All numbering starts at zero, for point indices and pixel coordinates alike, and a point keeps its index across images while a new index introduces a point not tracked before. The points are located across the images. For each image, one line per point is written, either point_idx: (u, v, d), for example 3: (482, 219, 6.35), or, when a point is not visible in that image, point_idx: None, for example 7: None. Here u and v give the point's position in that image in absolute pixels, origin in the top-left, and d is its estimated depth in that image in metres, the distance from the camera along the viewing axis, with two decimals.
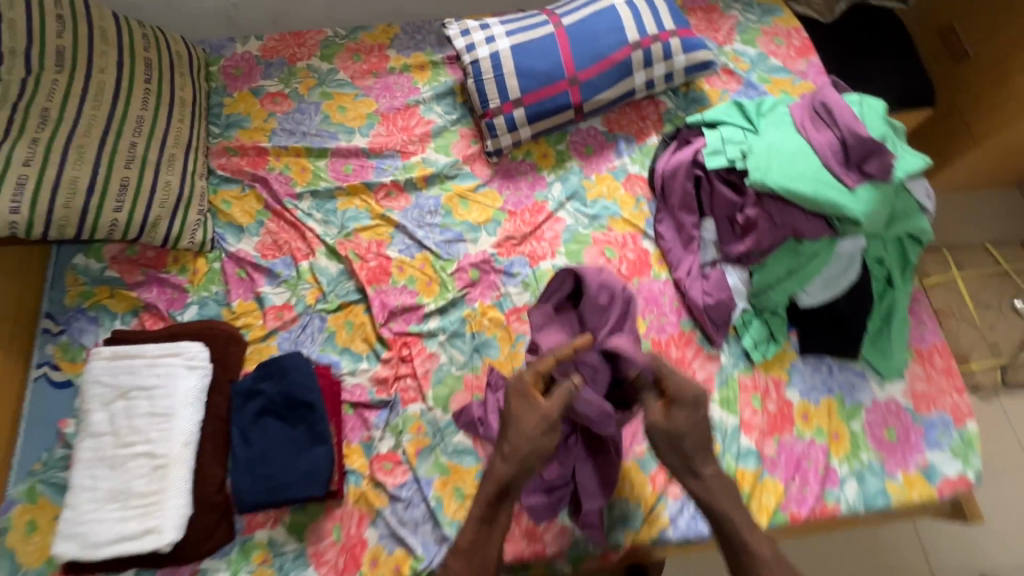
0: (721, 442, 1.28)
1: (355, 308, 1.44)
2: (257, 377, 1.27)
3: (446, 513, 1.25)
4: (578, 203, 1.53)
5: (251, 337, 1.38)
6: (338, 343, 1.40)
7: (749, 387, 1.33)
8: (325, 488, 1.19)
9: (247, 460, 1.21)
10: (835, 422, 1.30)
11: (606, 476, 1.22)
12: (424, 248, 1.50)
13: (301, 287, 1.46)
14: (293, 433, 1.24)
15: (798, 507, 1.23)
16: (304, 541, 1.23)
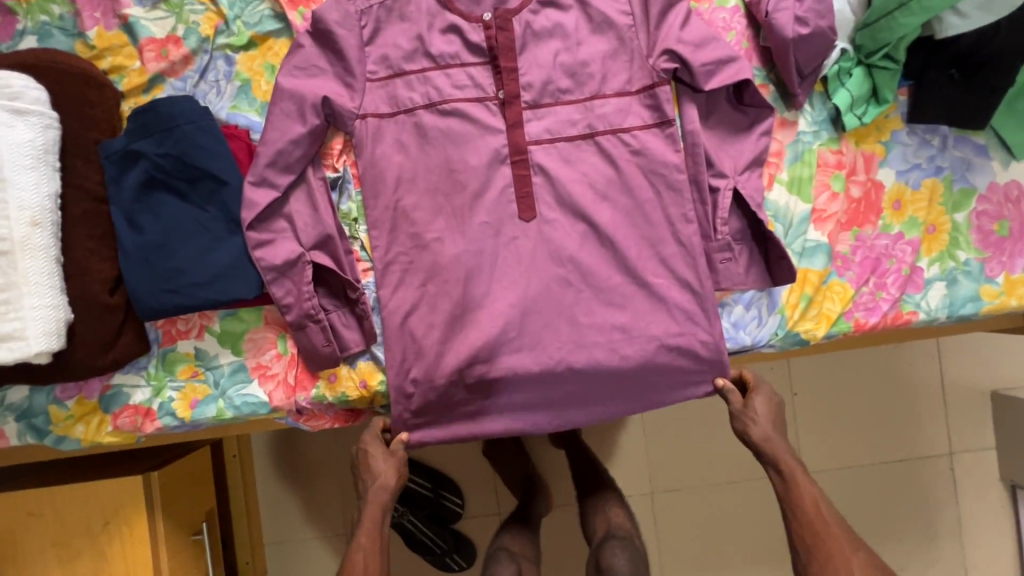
0: (782, 237, 0.97)
1: (274, 44, 0.98)
2: (132, 136, 0.87)
3: (356, 402, 1.00)
4: None
5: (125, 86, 0.96)
6: (256, 99, 0.98)
7: (830, 165, 0.98)
8: (258, 291, 0.91)
9: (141, 251, 0.88)
10: (939, 245, 0.98)
11: (624, 287, 0.97)
12: None
13: (189, 9, 0.98)
14: (201, 215, 0.89)
15: (865, 315, 0.98)
16: (242, 354, 0.99)
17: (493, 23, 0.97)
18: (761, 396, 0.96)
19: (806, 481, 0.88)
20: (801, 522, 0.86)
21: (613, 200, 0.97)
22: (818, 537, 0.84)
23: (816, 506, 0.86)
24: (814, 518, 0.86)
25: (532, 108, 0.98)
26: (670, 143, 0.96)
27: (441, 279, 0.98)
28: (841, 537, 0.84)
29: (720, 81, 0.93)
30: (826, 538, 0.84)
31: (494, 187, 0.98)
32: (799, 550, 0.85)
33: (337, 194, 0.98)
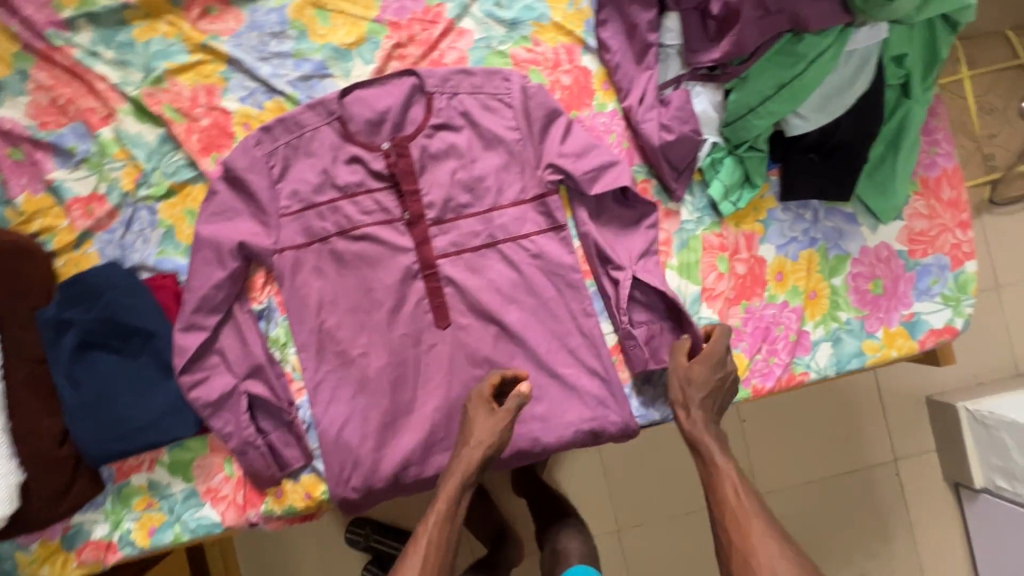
0: (676, 318, 1.06)
1: (191, 189, 1.06)
2: (62, 304, 0.94)
3: (304, 511, 1.07)
4: (489, 3, 1.07)
5: (56, 246, 1.03)
6: (180, 242, 1.06)
7: (714, 247, 1.07)
8: (197, 428, 0.98)
9: (83, 406, 0.95)
10: (821, 306, 1.08)
11: (539, 380, 1.06)
12: (275, 92, 1.06)
13: (108, 166, 1.05)
14: (136, 366, 0.97)
15: (762, 380, 1.07)
16: (192, 480, 1.06)
17: (391, 151, 1.05)
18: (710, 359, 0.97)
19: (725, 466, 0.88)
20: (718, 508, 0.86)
21: (520, 301, 1.06)
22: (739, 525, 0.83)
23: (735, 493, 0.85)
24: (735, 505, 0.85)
25: (437, 224, 1.06)
26: (564, 245, 1.05)
27: (369, 390, 1.05)
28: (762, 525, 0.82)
29: (602, 187, 1.02)
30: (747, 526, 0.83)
31: (409, 301, 1.06)
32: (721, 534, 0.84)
33: (265, 322, 1.06)
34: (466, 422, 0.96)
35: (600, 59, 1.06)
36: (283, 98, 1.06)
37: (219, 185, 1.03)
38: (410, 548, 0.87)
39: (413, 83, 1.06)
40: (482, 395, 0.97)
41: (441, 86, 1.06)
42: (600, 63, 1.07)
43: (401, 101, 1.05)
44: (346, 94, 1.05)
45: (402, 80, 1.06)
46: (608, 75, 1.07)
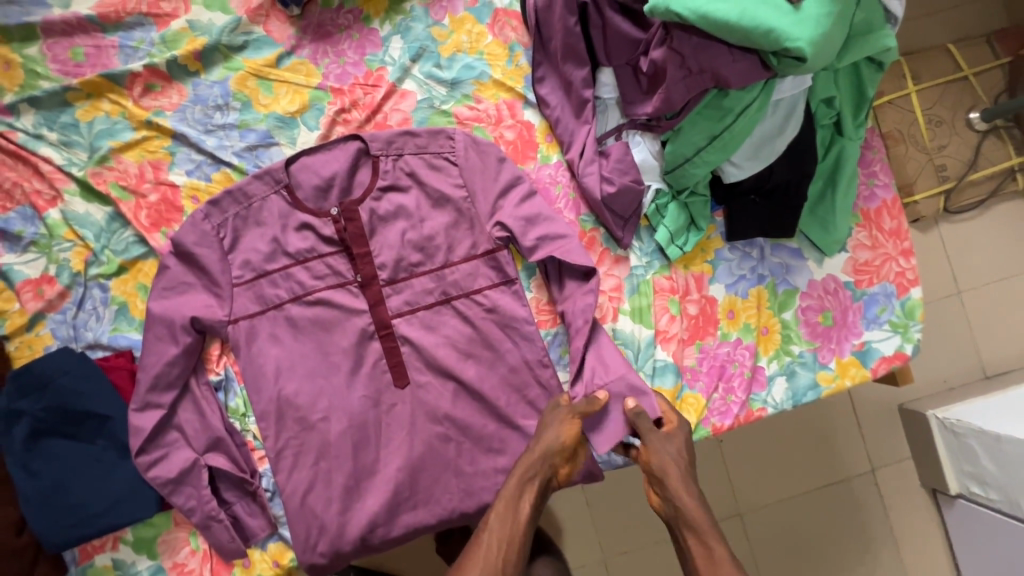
0: (632, 362, 1.08)
1: (143, 265, 1.06)
2: (13, 394, 0.93)
3: None
4: (429, 64, 1.09)
5: (9, 331, 1.03)
6: (134, 318, 1.06)
7: (665, 290, 1.09)
8: (157, 506, 0.98)
9: (38, 494, 0.94)
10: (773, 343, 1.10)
11: (501, 433, 1.07)
12: (221, 163, 1.07)
13: (58, 247, 1.05)
14: (92, 449, 0.96)
15: (721, 419, 1.08)
16: (158, 556, 1.05)
17: (339, 216, 1.06)
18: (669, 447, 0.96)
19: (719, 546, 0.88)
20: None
21: (476, 356, 1.06)
22: None
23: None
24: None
25: (390, 285, 1.07)
26: (517, 298, 1.06)
27: (331, 455, 1.06)
28: None
29: (545, 253, 1.02)
30: None
31: (367, 362, 1.06)
32: None
33: (223, 393, 1.06)
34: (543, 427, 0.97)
35: (541, 113, 1.08)
36: (230, 169, 1.07)
37: (169, 261, 1.04)
38: (474, 541, 0.89)
39: (357, 148, 1.07)
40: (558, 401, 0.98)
41: (386, 149, 1.07)
42: (540, 116, 1.09)
43: (347, 166, 1.07)
44: (293, 163, 1.06)
45: (346, 145, 1.07)
46: (550, 128, 1.09)
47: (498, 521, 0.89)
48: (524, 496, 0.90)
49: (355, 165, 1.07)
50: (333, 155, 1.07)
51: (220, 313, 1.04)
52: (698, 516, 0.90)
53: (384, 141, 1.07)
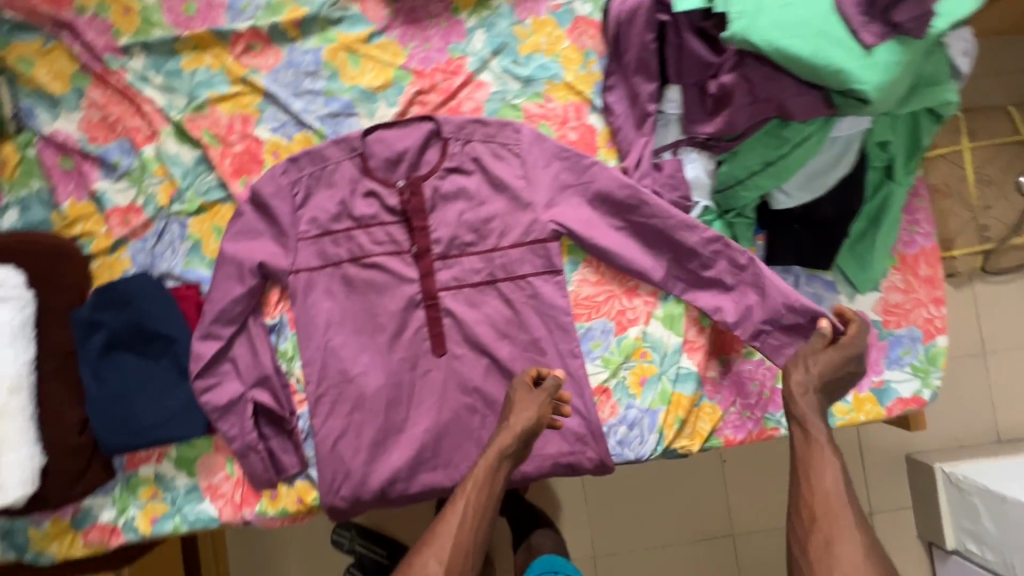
0: (657, 365, 1.13)
1: (220, 209, 1.15)
2: (96, 306, 1.03)
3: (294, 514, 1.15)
4: (507, 59, 1.16)
5: (93, 250, 1.13)
6: (206, 255, 1.15)
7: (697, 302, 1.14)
8: (204, 429, 1.06)
9: (103, 400, 1.04)
10: None
11: None
12: (303, 125, 1.16)
13: (147, 181, 1.15)
14: (156, 368, 1.05)
15: (734, 432, 1.14)
16: (196, 475, 1.14)
17: (405, 189, 1.13)
18: (824, 356, 0.97)
19: (830, 463, 0.89)
20: (811, 526, 0.86)
21: (512, 336, 1.13)
22: (824, 517, 0.86)
23: (832, 486, 0.88)
24: (836, 516, 0.86)
25: (442, 260, 1.14)
26: (559, 288, 1.12)
27: (364, 409, 1.13)
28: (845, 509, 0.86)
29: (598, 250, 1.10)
30: (828, 518, 0.86)
31: (410, 328, 1.14)
32: (797, 524, 0.88)
33: (275, 336, 1.14)
34: (514, 404, 1.00)
35: (605, 119, 1.15)
36: (311, 133, 1.16)
37: (246, 208, 1.12)
38: (450, 506, 0.93)
39: (429, 129, 1.14)
40: (523, 381, 1.02)
41: (457, 133, 1.14)
42: (604, 122, 1.16)
43: (419, 144, 1.14)
44: (370, 133, 1.14)
45: (420, 125, 1.14)
46: (611, 135, 1.15)
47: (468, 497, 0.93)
48: (493, 478, 0.94)
49: (425, 144, 1.15)
50: (405, 132, 1.14)
51: (284, 262, 1.12)
52: (808, 418, 0.92)
53: (456, 125, 1.14)
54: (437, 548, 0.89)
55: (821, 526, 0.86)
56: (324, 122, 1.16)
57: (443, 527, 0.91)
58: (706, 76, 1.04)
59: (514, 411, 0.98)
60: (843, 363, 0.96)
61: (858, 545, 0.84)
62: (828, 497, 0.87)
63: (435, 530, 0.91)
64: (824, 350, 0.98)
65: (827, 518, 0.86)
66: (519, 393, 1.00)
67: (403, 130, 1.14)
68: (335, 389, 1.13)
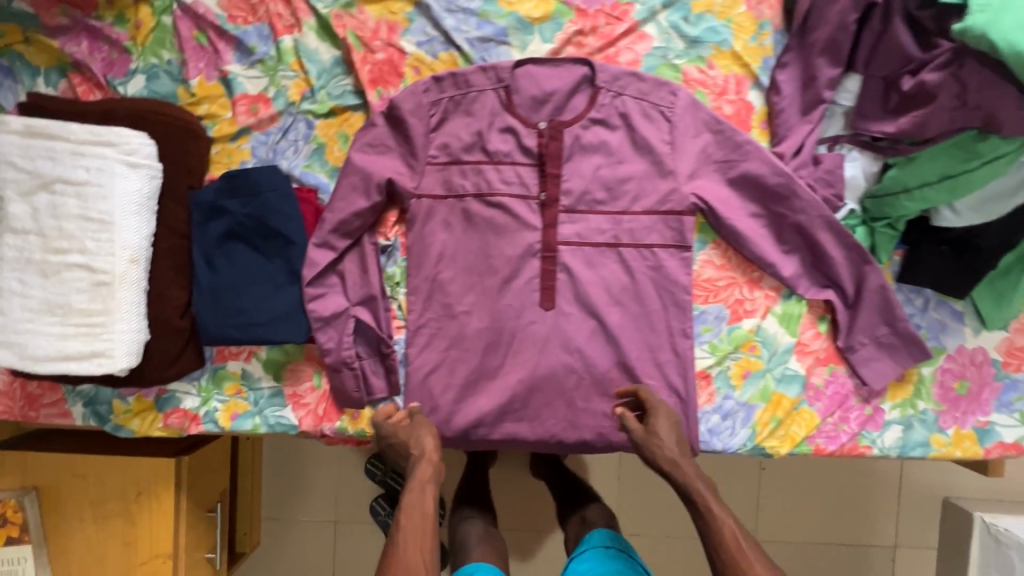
0: (764, 362, 1.10)
1: (351, 116, 1.10)
2: (222, 192, 1.00)
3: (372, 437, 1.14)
4: (677, 15, 1.09)
5: (216, 134, 1.09)
6: (328, 162, 1.11)
7: (819, 306, 1.10)
8: (305, 335, 1.04)
9: (214, 288, 1.02)
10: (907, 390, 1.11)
11: (620, 381, 1.11)
12: (451, 44, 1.09)
13: (281, 74, 1.09)
14: (269, 266, 1.03)
15: (826, 442, 1.11)
16: (282, 380, 1.13)
17: (545, 132, 1.08)
18: (665, 427, 1.03)
19: (722, 513, 0.92)
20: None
21: (624, 304, 1.10)
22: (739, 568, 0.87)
23: (732, 535, 0.89)
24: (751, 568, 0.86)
25: (568, 212, 1.10)
26: (683, 265, 1.08)
27: (461, 347, 1.11)
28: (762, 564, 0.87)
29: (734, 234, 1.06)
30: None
31: (522, 276, 1.11)
32: None
33: (385, 257, 1.12)
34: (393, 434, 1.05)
35: (767, 98, 1.08)
36: (457, 54, 1.10)
37: (379, 121, 1.08)
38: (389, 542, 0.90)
39: (581, 73, 1.08)
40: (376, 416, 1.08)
41: (610, 83, 1.08)
42: (764, 101, 1.09)
43: (569, 88, 1.08)
44: (520, 66, 1.08)
45: (573, 67, 1.08)
46: (768, 116, 1.09)
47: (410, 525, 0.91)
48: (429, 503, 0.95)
49: (574, 89, 1.09)
50: (557, 72, 1.08)
51: (410, 185, 1.08)
52: (700, 492, 0.96)
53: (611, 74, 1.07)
54: (396, 574, 0.86)
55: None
56: (473, 46, 1.09)
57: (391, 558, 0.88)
58: (904, 70, 0.97)
59: (390, 429, 1.05)
60: (675, 421, 1.04)
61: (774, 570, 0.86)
62: (733, 547, 0.89)
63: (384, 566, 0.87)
64: (653, 423, 1.03)
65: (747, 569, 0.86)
66: (401, 430, 1.04)
67: (553, 69, 1.08)
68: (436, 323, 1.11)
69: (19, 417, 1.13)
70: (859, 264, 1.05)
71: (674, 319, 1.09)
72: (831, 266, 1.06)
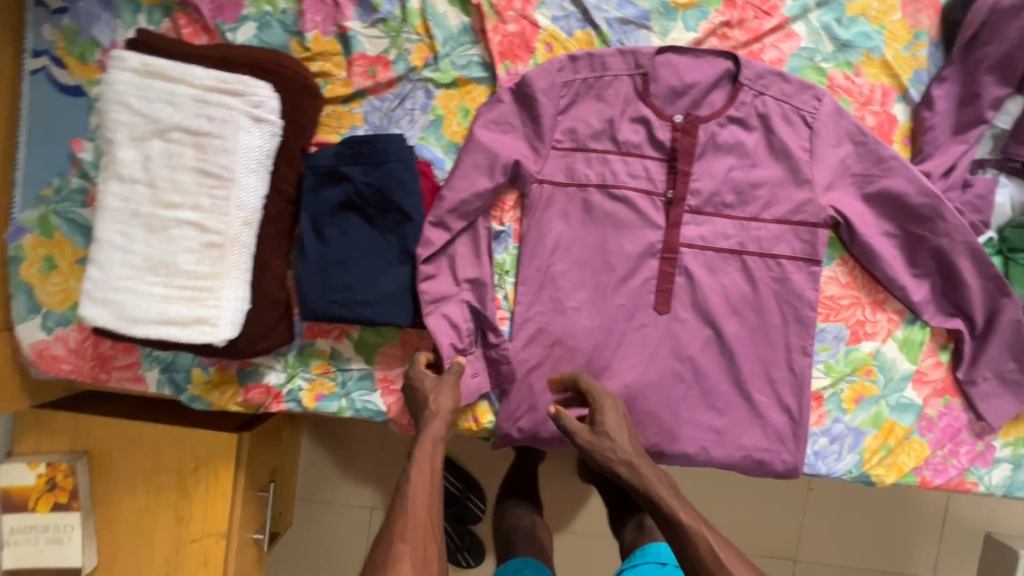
0: (880, 387, 1.06)
1: (474, 89, 1.03)
2: (343, 157, 0.93)
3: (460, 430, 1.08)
4: (830, 15, 1.03)
5: (329, 95, 1.01)
6: (444, 136, 1.04)
7: (941, 335, 1.06)
8: (411, 318, 0.97)
9: (323, 260, 0.95)
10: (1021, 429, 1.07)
11: (729, 394, 1.06)
12: (589, 23, 1.03)
13: (404, 36, 1.02)
14: (381, 242, 0.96)
15: (933, 475, 1.07)
16: (372, 363, 1.07)
17: (680, 126, 1.02)
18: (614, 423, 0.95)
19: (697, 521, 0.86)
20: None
21: (742, 314, 1.05)
22: None
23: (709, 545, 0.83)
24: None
25: (693, 213, 1.04)
26: (809, 279, 1.04)
27: (568, 345, 1.05)
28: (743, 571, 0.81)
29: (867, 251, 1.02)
30: None
31: (639, 276, 1.05)
32: None
33: (495, 243, 1.06)
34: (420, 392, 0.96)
35: (914, 112, 1.03)
36: (594, 35, 1.03)
37: (506, 97, 1.01)
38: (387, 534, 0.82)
39: (723, 67, 1.02)
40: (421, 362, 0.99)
41: (753, 81, 1.02)
42: (909, 116, 1.03)
43: (709, 82, 1.02)
44: (661, 53, 1.02)
45: (716, 60, 1.02)
46: (911, 132, 1.04)
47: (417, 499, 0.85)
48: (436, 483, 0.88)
49: (714, 83, 1.03)
50: (697, 64, 1.02)
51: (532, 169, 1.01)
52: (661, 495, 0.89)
53: (757, 72, 1.01)
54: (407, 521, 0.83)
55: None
56: (611, 27, 1.03)
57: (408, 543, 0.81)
58: None
59: (416, 385, 0.97)
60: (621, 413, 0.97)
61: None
62: (714, 560, 0.82)
63: (392, 554, 0.80)
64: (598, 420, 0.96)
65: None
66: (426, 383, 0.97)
67: (694, 61, 1.02)
68: (542, 318, 1.05)
69: (87, 377, 1.06)
70: (995, 295, 1.01)
71: (793, 334, 1.05)
72: (964, 295, 1.02)
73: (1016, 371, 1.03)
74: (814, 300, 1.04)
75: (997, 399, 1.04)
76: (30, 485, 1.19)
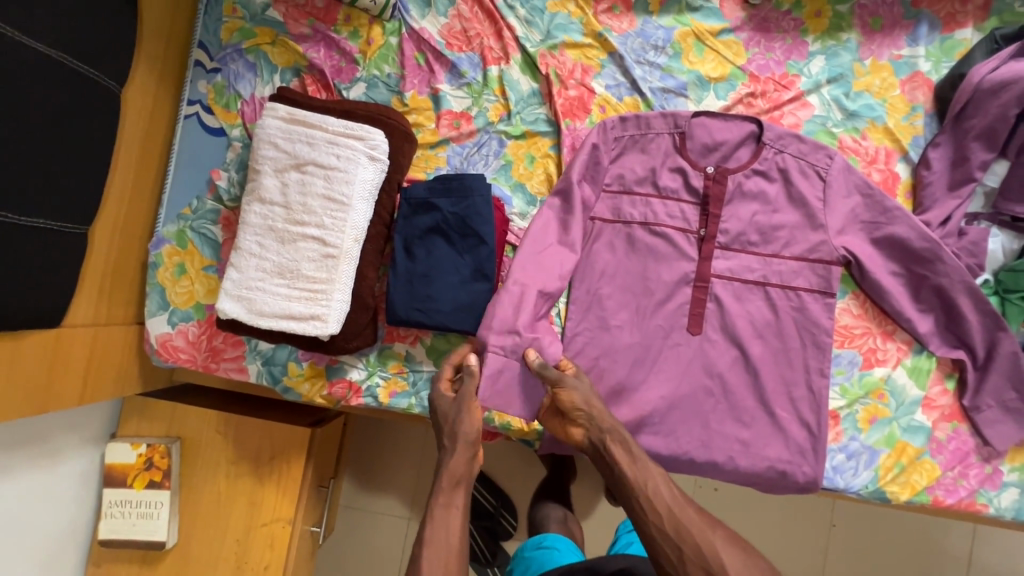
0: (892, 410, 1.18)
1: (539, 140, 1.25)
2: (434, 191, 1.14)
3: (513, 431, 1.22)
4: (839, 90, 1.23)
5: (421, 141, 1.24)
6: (512, 177, 1.25)
7: (945, 365, 1.19)
8: (479, 326, 1.13)
9: (410, 274, 1.14)
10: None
11: (753, 409, 1.19)
12: (636, 91, 1.25)
13: (485, 97, 1.25)
14: (459, 260, 1.14)
15: (945, 495, 1.16)
16: (440, 366, 1.23)
17: (712, 175, 1.20)
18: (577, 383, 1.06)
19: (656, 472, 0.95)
20: (681, 534, 0.88)
21: (765, 337, 1.20)
22: (679, 526, 0.88)
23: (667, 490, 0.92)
24: (691, 525, 0.88)
25: (723, 249, 1.21)
26: (824, 309, 1.19)
27: (611, 358, 1.21)
28: (697, 516, 0.89)
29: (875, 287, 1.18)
30: (688, 524, 0.88)
31: (674, 301, 1.21)
32: (668, 548, 0.88)
33: None
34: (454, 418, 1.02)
35: (914, 171, 1.21)
36: (639, 100, 1.25)
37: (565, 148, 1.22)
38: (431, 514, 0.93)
39: (749, 129, 1.22)
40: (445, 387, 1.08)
41: (774, 141, 1.21)
42: (910, 174, 1.21)
43: (737, 141, 1.22)
44: (697, 115, 1.22)
45: (743, 122, 1.22)
46: (912, 187, 1.21)
47: (447, 495, 0.95)
48: (459, 486, 0.96)
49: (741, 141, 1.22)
50: (727, 126, 1.22)
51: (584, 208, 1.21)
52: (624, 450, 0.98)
53: (778, 133, 1.20)
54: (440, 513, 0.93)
55: (685, 541, 0.87)
56: (654, 94, 1.25)
57: (432, 528, 0.92)
58: None
59: (473, 415, 1.00)
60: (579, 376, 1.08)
61: (706, 515, 0.90)
62: (667, 507, 0.90)
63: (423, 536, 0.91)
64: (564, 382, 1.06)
65: (685, 522, 0.88)
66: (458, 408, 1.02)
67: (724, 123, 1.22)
68: (589, 333, 1.22)
69: (200, 366, 1.24)
70: (993, 329, 1.14)
71: (810, 357, 1.19)
72: (965, 329, 1.15)
73: (1016, 400, 1.14)
74: (830, 327, 1.18)
75: (1000, 425, 1.15)
76: (131, 463, 1.36)
